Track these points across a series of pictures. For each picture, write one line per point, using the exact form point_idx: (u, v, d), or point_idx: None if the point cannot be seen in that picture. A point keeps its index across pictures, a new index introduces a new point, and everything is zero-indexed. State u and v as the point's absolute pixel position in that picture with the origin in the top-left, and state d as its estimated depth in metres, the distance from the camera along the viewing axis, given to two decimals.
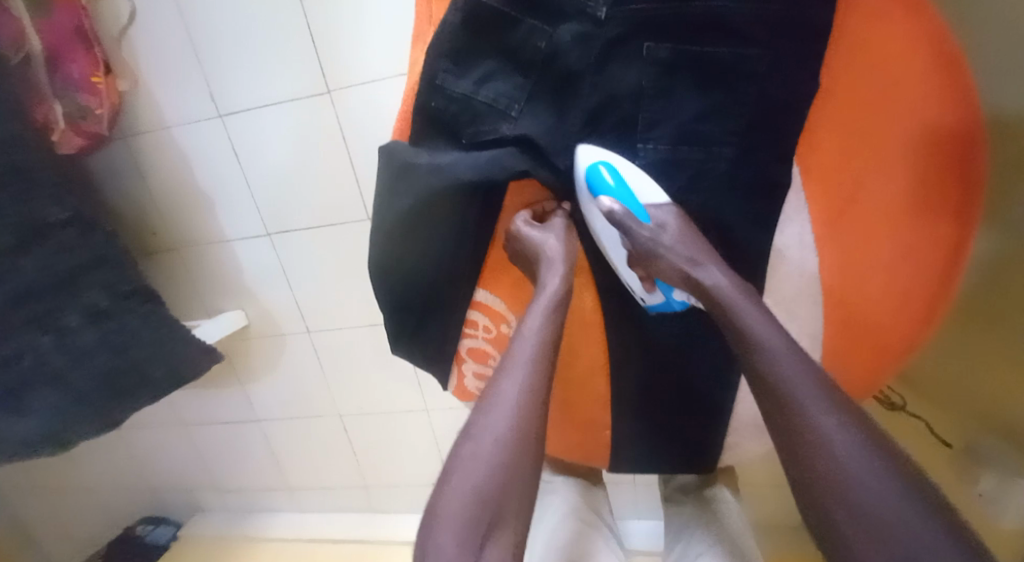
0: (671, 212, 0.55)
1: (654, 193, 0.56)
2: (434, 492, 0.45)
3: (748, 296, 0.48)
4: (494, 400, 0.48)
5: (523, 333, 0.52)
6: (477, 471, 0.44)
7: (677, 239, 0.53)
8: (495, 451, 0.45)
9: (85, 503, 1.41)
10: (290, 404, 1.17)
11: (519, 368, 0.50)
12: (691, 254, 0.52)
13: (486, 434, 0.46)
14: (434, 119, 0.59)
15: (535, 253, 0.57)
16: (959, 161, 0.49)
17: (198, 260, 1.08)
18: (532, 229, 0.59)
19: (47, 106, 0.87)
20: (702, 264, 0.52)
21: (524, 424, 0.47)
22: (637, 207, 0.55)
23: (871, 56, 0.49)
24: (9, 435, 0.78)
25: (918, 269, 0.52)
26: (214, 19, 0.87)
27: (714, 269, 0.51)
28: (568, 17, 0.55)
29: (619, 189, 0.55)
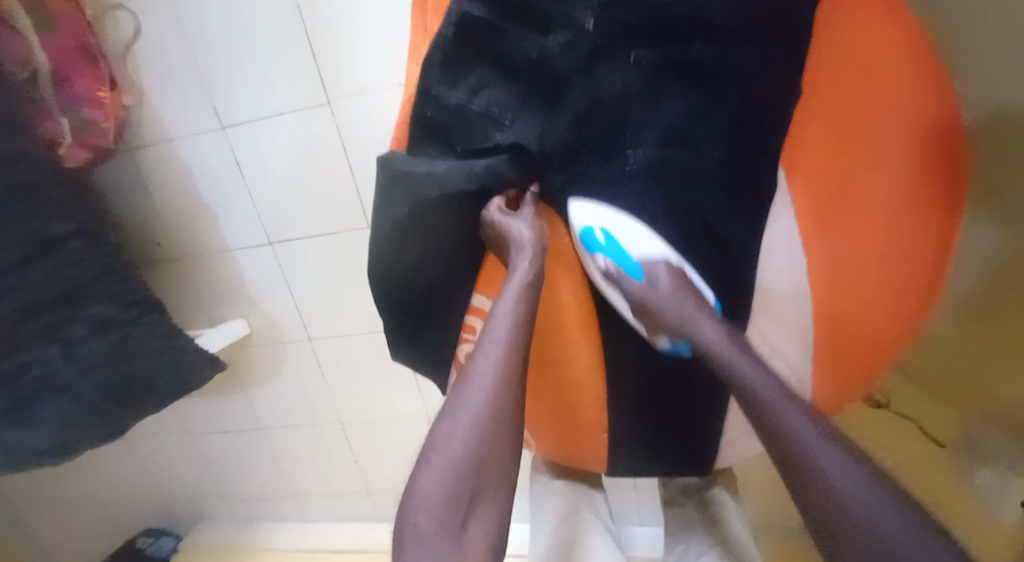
0: (665, 264, 0.52)
1: (655, 250, 0.53)
2: (411, 475, 0.45)
3: (741, 348, 0.44)
4: (471, 378, 0.49)
5: (500, 310, 0.52)
6: (455, 449, 0.45)
7: (669, 293, 0.49)
8: (473, 428, 0.46)
9: (92, 512, 1.42)
10: (293, 412, 1.18)
11: (494, 347, 0.50)
12: (682, 311, 0.48)
13: (463, 412, 0.47)
14: (429, 129, 0.60)
15: (506, 238, 0.58)
16: (946, 152, 0.49)
17: (202, 270, 1.09)
18: (506, 218, 0.59)
19: (53, 121, 0.89)
20: (693, 321, 0.47)
21: (501, 401, 0.48)
22: (630, 263, 0.52)
23: (855, 57, 0.51)
24: (19, 445, 0.78)
25: (905, 259, 0.51)
26: (217, 33, 0.89)
27: (709, 324, 0.47)
28: (556, 27, 0.56)
29: (609, 246, 0.54)
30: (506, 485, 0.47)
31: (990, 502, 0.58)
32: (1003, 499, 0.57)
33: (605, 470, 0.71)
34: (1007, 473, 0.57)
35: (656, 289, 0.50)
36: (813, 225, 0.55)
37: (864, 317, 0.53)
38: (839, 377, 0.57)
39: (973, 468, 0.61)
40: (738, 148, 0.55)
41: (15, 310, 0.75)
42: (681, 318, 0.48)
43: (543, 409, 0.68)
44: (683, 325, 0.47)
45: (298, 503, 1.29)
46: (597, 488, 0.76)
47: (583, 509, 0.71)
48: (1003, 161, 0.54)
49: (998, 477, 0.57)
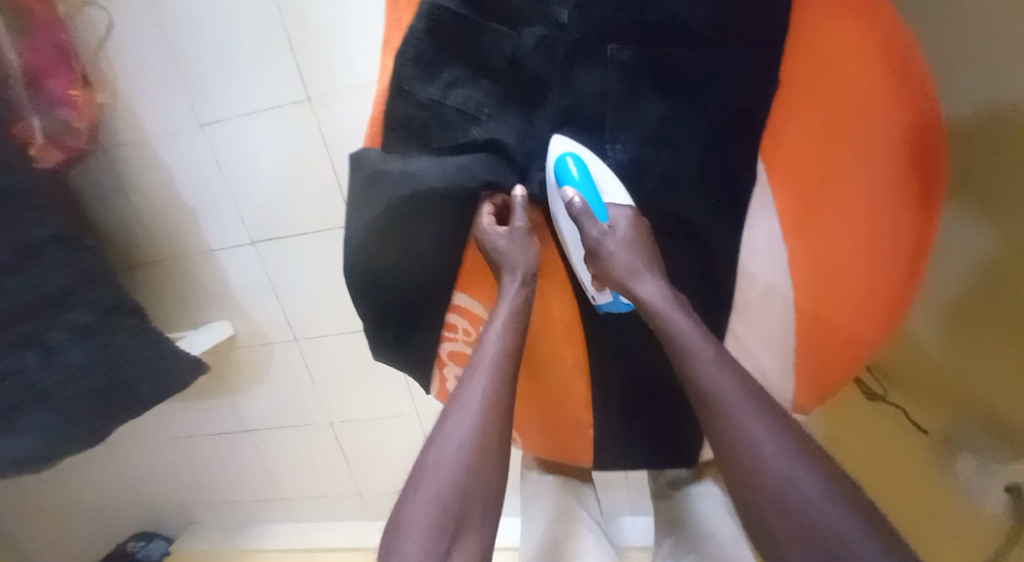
0: (626, 214, 0.56)
1: (618, 193, 0.58)
2: (398, 503, 0.47)
3: (682, 309, 0.50)
4: (459, 406, 0.50)
5: (488, 339, 0.54)
6: (442, 477, 0.46)
7: (623, 248, 0.53)
8: (460, 457, 0.47)
9: (80, 518, 1.40)
10: (282, 415, 1.17)
11: (483, 376, 0.52)
12: (631, 263, 0.53)
13: (449, 441, 0.48)
14: (404, 126, 0.58)
15: (496, 259, 0.58)
16: (925, 158, 0.49)
17: (184, 272, 1.08)
18: (498, 231, 0.58)
19: (25, 122, 0.85)
20: (641, 275, 0.52)
21: (487, 428, 0.49)
22: (598, 204, 0.56)
23: (828, 54, 0.50)
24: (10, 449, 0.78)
25: (878, 263, 0.52)
26: (193, 31, 0.87)
27: (651, 282, 0.52)
28: (531, 22, 0.55)
29: (582, 183, 0.55)
30: (493, 511, 0.48)
31: (975, 493, 0.57)
32: (986, 488, 0.55)
33: (593, 465, 0.70)
34: (988, 466, 0.55)
35: (615, 239, 0.54)
36: (790, 227, 0.55)
37: (844, 322, 0.54)
38: (819, 379, 0.58)
39: (954, 459, 0.60)
40: (715, 139, 0.55)
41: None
42: (631, 271, 0.52)
43: (528, 409, 0.67)
44: (630, 278, 0.52)
45: (289, 505, 1.29)
46: (586, 484, 0.75)
47: (574, 506, 0.70)
48: (981, 152, 0.54)
49: (978, 468, 0.56)
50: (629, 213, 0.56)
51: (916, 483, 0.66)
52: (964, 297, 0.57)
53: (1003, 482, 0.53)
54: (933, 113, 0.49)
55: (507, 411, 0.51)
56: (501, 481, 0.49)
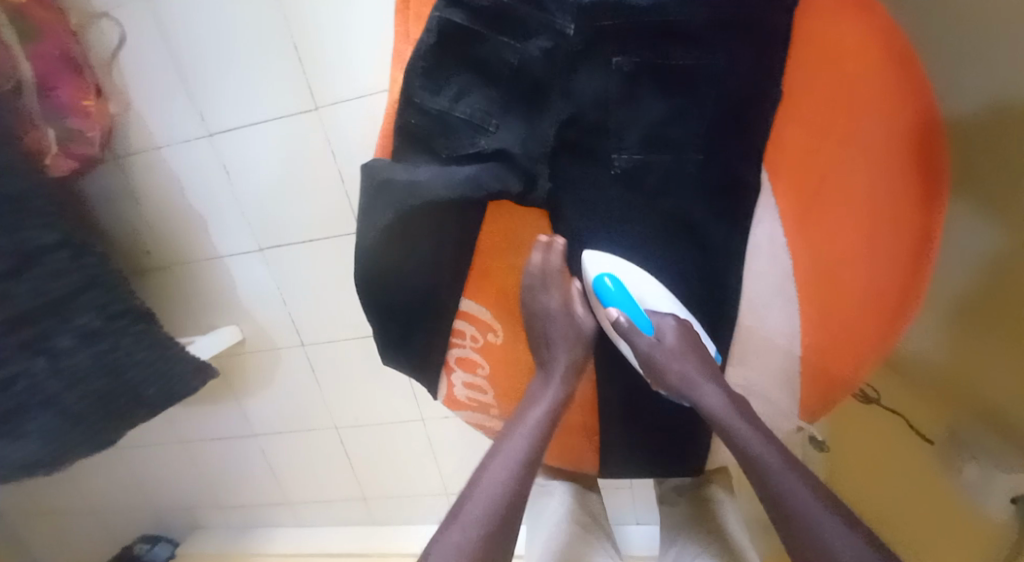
0: (673, 325, 0.58)
1: (661, 302, 0.60)
2: (440, 531, 0.51)
3: (744, 417, 0.52)
4: (504, 447, 0.56)
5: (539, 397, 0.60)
6: (483, 502, 0.51)
7: (672, 354, 0.57)
8: (498, 497, 0.52)
9: (88, 522, 1.41)
10: (287, 419, 1.18)
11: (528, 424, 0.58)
12: (684, 372, 0.56)
13: (493, 474, 0.53)
14: (413, 136, 0.60)
15: (552, 335, 0.64)
16: (925, 156, 0.51)
17: (193, 278, 1.09)
18: (557, 316, 0.63)
19: (39, 131, 0.89)
20: (698, 386, 0.55)
21: (528, 467, 0.54)
22: (641, 318, 0.59)
23: (830, 60, 0.51)
24: (8, 458, 0.77)
25: (884, 265, 0.52)
26: (201, 40, 0.89)
27: (712, 389, 0.55)
28: (535, 33, 0.56)
29: (621, 298, 0.60)
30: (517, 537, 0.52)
31: (981, 500, 0.58)
32: (992, 494, 0.56)
33: (598, 470, 0.71)
34: (993, 472, 0.55)
35: (662, 350, 0.57)
36: (794, 230, 0.55)
37: (849, 321, 0.55)
38: (824, 381, 0.59)
39: (959, 465, 0.60)
40: (718, 146, 0.55)
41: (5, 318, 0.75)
42: (689, 380, 0.56)
43: None
44: (689, 390, 0.55)
45: (295, 508, 1.29)
46: (591, 489, 0.76)
47: (583, 512, 0.71)
48: (983, 152, 0.54)
49: (984, 474, 0.57)
50: (679, 325, 0.58)
51: (931, 493, 0.66)
52: (969, 301, 0.58)
53: (1006, 491, 0.54)
54: (925, 110, 0.51)
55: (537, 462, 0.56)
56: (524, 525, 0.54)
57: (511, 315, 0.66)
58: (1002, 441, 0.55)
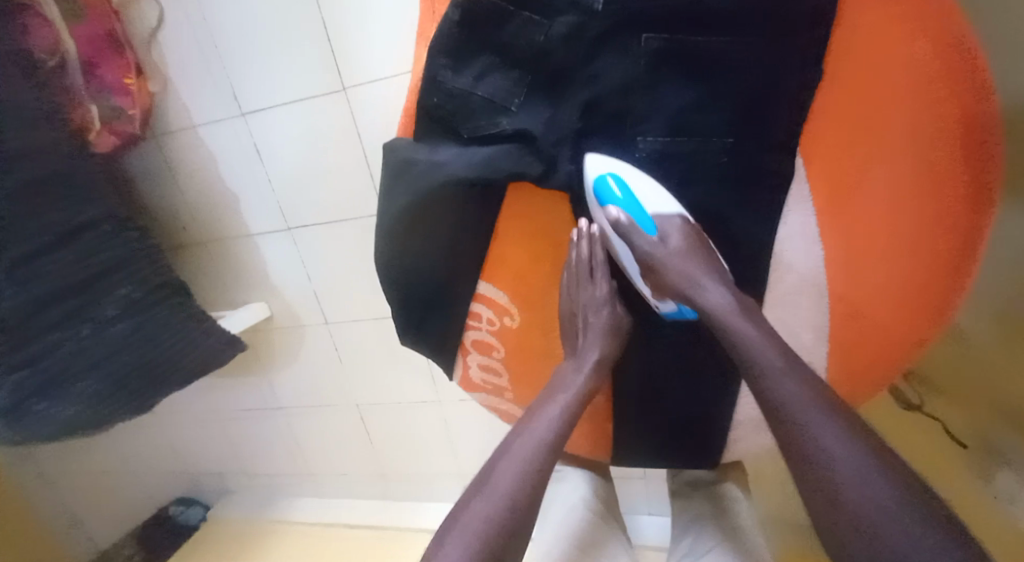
0: (678, 222, 0.56)
1: (662, 199, 0.57)
2: (460, 505, 0.51)
3: (748, 317, 0.52)
4: (531, 424, 0.56)
5: (566, 379, 0.60)
6: (504, 479, 0.51)
7: (679, 262, 0.56)
8: (505, 497, 0.50)
9: (125, 484, 1.49)
10: (312, 394, 1.21)
11: (556, 402, 0.57)
12: (689, 272, 0.55)
13: (518, 450, 0.54)
14: (435, 116, 0.60)
15: (574, 309, 0.62)
16: (976, 149, 0.48)
17: (225, 254, 1.12)
18: (582, 289, 0.62)
19: (84, 108, 0.91)
20: (702, 284, 0.55)
21: (552, 446, 0.54)
22: (643, 218, 0.57)
23: (876, 43, 0.47)
24: (57, 415, 0.83)
25: (921, 262, 0.50)
26: (236, 21, 0.90)
27: (716, 289, 0.54)
28: (562, 10, 0.54)
29: (625, 200, 0.57)
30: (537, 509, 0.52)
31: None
32: None
33: (611, 460, 0.72)
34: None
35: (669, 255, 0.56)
36: (826, 221, 0.52)
37: (879, 318, 0.53)
38: (849, 381, 0.57)
39: (992, 472, 0.59)
40: (747, 131, 0.52)
41: (31, 298, 0.77)
42: (689, 284, 0.55)
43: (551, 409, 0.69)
44: (693, 289, 0.55)
45: (317, 480, 1.33)
46: (604, 479, 0.76)
47: (596, 502, 0.71)
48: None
49: (1016, 483, 0.56)
50: (684, 223, 0.57)
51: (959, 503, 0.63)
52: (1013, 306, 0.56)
53: None
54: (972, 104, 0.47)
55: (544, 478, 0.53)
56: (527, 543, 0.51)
57: (529, 301, 0.64)
58: None
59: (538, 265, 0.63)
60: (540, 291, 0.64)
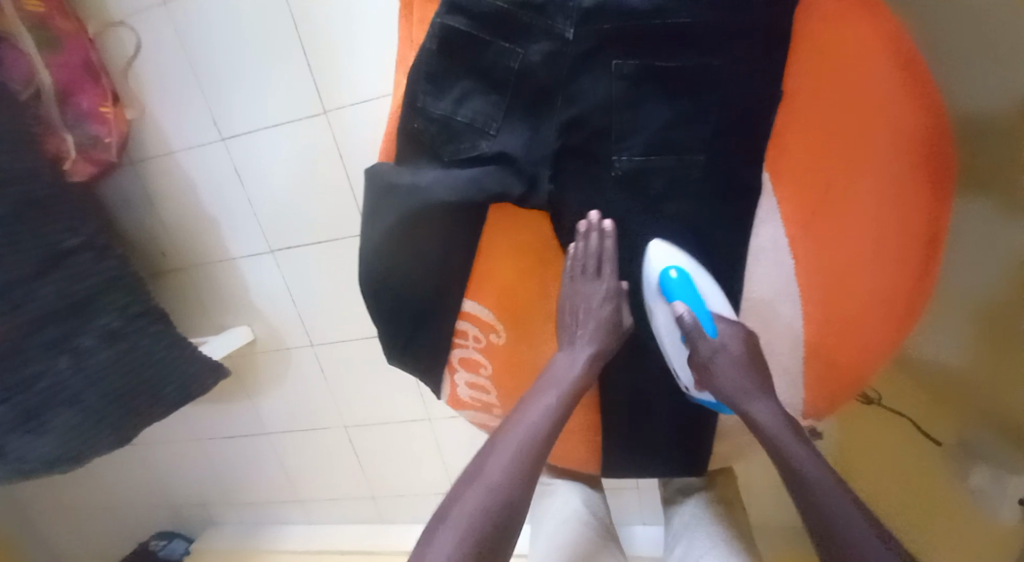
0: (738, 334, 0.57)
1: (722, 301, 0.59)
2: (450, 499, 0.53)
3: (796, 435, 0.53)
4: (521, 416, 0.57)
5: (554, 374, 0.60)
6: (493, 474, 0.53)
7: (732, 376, 0.56)
8: (492, 492, 0.51)
9: (106, 518, 1.45)
10: (298, 418, 1.19)
11: (546, 394, 0.58)
12: (745, 386, 0.56)
13: (507, 446, 0.55)
14: (417, 140, 0.61)
15: (573, 307, 0.62)
16: (934, 156, 0.51)
17: (206, 280, 1.11)
18: (581, 282, 0.61)
19: (59, 138, 0.91)
20: (754, 397, 0.55)
21: (540, 440, 0.55)
22: (706, 319, 0.59)
23: (834, 60, 0.51)
24: (27, 454, 0.79)
25: (891, 265, 0.52)
26: (215, 48, 0.91)
27: (765, 404, 0.55)
28: (536, 36, 0.56)
29: (689, 296, 0.59)
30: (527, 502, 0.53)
31: (991, 507, 0.57)
32: (1002, 497, 0.54)
33: (602, 472, 0.72)
34: (1002, 477, 0.54)
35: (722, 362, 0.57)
36: (798, 229, 0.54)
37: (855, 322, 0.54)
38: (828, 385, 0.59)
39: (969, 469, 0.59)
40: (718, 148, 0.54)
41: (21, 324, 0.78)
42: (740, 397, 0.56)
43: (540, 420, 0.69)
44: (743, 400, 0.55)
45: (306, 506, 1.31)
46: (595, 489, 0.77)
47: (589, 512, 0.72)
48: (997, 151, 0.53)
49: (992, 478, 0.56)
50: (741, 333, 0.58)
51: (933, 492, 0.66)
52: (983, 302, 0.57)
53: (1016, 494, 0.52)
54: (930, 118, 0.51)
55: (536, 468, 0.54)
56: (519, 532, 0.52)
57: (515, 318, 0.65)
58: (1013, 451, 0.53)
59: (525, 281, 0.64)
60: (526, 305, 0.64)
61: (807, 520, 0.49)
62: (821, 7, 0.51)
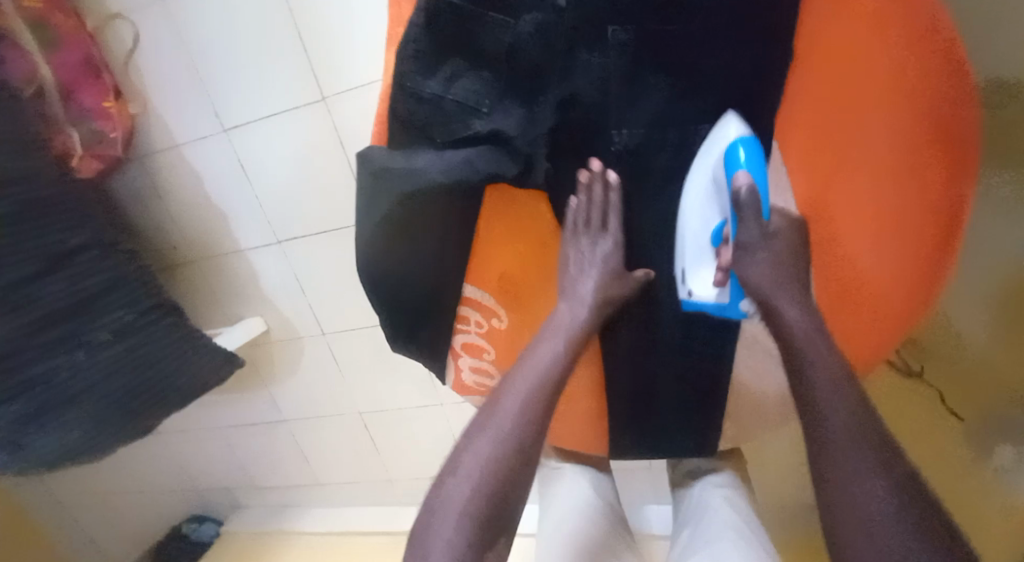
0: (791, 224, 0.52)
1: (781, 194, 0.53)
2: (455, 450, 0.51)
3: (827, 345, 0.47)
4: (525, 364, 0.54)
5: (556, 323, 0.57)
6: (497, 424, 0.50)
7: (768, 267, 0.50)
8: (497, 444, 0.49)
9: (135, 504, 1.50)
10: (313, 404, 1.21)
11: (552, 341, 0.55)
12: (781, 280, 0.50)
13: (510, 393, 0.52)
14: (408, 123, 0.58)
15: (574, 260, 0.59)
16: (954, 127, 0.46)
17: (217, 271, 1.12)
18: (582, 239, 0.59)
19: (64, 134, 0.92)
20: (786, 295, 0.50)
21: (545, 389, 0.52)
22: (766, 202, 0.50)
23: (847, 25, 0.47)
24: (41, 448, 0.81)
25: (906, 242, 0.49)
26: (212, 38, 0.90)
27: (796, 305, 0.49)
28: (528, 8, 0.53)
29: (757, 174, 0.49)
30: (534, 455, 0.50)
31: None
32: None
33: (611, 455, 0.71)
34: None
35: (764, 251, 0.50)
36: (811, 202, 0.53)
37: (872, 298, 0.52)
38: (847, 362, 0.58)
39: None
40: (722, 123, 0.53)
41: (24, 324, 0.78)
42: (773, 291, 0.50)
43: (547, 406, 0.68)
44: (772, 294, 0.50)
45: (325, 490, 1.34)
46: (604, 473, 0.76)
47: (596, 497, 0.71)
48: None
49: None
50: (791, 215, 0.52)
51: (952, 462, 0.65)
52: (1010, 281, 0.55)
53: None
54: (950, 105, 0.46)
55: (546, 413, 0.51)
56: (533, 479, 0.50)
57: (515, 302, 0.65)
58: None
59: (524, 265, 0.64)
60: (526, 286, 0.64)
61: (820, 476, 0.43)
62: None
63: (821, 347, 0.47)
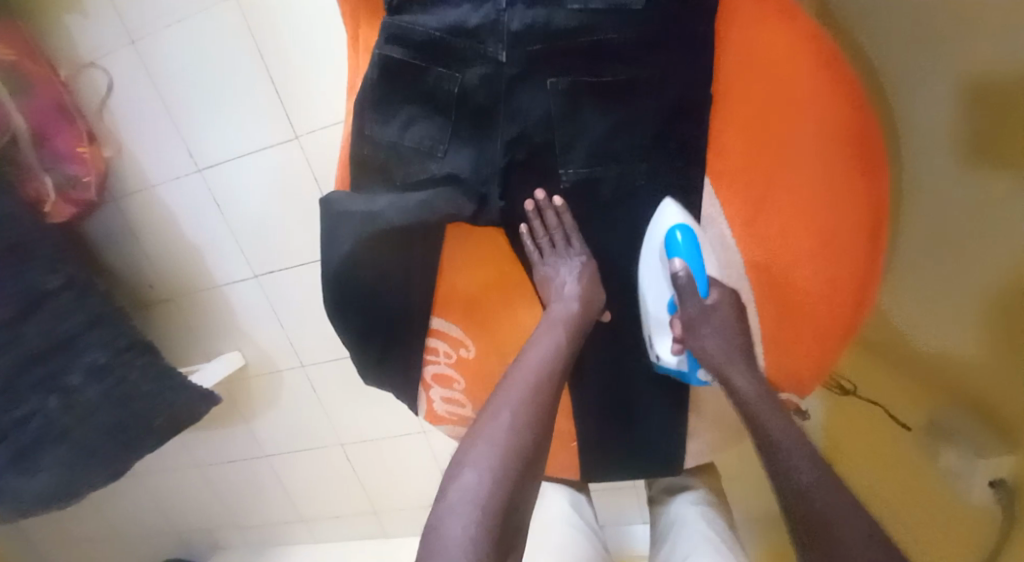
0: (730, 294, 0.57)
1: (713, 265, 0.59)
2: (462, 445, 0.48)
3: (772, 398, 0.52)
4: (525, 356, 0.55)
5: (551, 317, 0.58)
6: (507, 415, 0.48)
7: (719, 342, 0.55)
8: (511, 432, 0.47)
9: (115, 549, 1.47)
10: (295, 438, 1.21)
11: (554, 330, 0.57)
12: (729, 354, 0.55)
13: (518, 383, 0.51)
14: (367, 166, 0.61)
15: (548, 280, 0.61)
16: (866, 148, 0.51)
17: (193, 308, 1.13)
18: (549, 261, 0.62)
19: (37, 181, 0.93)
20: (734, 366, 0.55)
21: (549, 377, 0.53)
22: (701, 277, 0.57)
23: (758, 69, 0.52)
24: (24, 492, 0.83)
25: (836, 254, 0.53)
26: (182, 81, 0.93)
27: (743, 376, 0.54)
28: (471, 60, 0.55)
29: (693, 256, 0.56)
30: (543, 446, 0.49)
31: (962, 485, 0.55)
32: (972, 475, 0.53)
33: (584, 478, 0.72)
34: (972, 455, 0.53)
35: (712, 321, 0.56)
36: (743, 228, 0.57)
37: (812, 312, 0.55)
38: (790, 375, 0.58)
39: (940, 451, 0.57)
40: (658, 154, 0.57)
41: (8, 366, 0.80)
42: (725, 363, 0.55)
43: None
44: (723, 369, 0.55)
45: (310, 525, 1.32)
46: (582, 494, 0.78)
47: (577, 515, 0.72)
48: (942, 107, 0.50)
49: (963, 459, 0.54)
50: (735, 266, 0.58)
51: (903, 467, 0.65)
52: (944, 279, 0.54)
53: (988, 472, 0.51)
54: (864, 120, 0.50)
55: (553, 402, 0.52)
56: (539, 478, 0.49)
57: (481, 330, 0.67)
58: (987, 431, 0.52)
59: (487, 295, 0.67)
60: (495, 311, 0.67)
61: (782, 500, 0.44)
62: (739, 16, 0.52)
63: (770, 408, 0.50)
